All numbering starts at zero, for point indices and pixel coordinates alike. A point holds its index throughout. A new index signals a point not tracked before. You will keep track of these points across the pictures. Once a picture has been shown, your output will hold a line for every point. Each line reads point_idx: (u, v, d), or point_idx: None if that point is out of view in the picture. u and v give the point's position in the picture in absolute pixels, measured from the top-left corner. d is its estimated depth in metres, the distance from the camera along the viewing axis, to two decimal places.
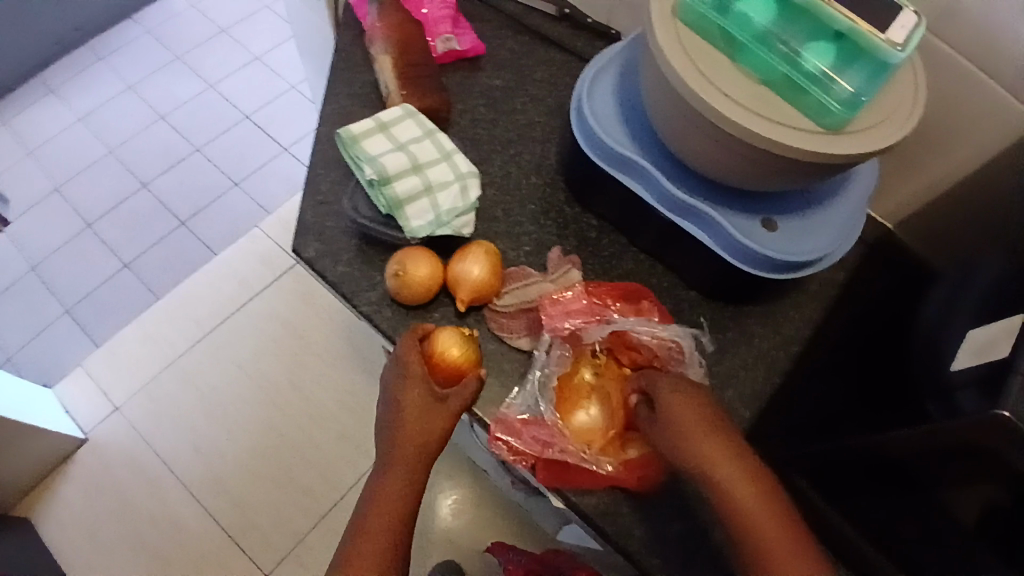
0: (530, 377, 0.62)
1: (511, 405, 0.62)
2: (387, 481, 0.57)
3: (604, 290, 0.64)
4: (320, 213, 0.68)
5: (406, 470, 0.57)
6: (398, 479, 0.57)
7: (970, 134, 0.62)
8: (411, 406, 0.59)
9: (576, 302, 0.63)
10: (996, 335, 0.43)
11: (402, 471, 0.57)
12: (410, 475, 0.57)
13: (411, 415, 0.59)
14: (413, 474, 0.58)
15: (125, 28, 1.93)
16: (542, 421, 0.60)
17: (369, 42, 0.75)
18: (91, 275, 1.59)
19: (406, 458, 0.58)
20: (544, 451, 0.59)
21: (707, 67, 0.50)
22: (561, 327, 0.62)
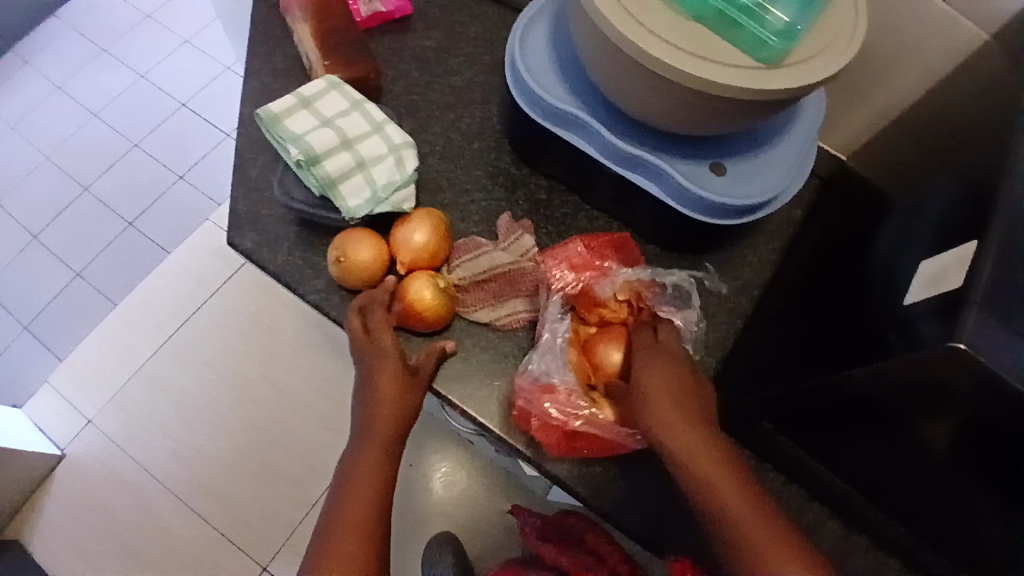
0: (547, 340, 0.58)
1: (528, 371, 0.58)
2: (361, 464, 0.54)
3: (595, 243, 0.63)
4: (254, 202, 0.64)
5: (381, 450, 0.54)
6: (374, 460, 0.54)
7: (917, 54, 0.60)
8: (384, 382, 0.56)
9: (578, 255, 0.62)
10: (947, 264, 0.42)
11: (377, 453, 0.54)
12: (385, 455, 0.55)
13: (386, 388, 0.56)
14: (390, 454, 0.55)
15: (44, 23, 1.82)
16: (562, 390, 0.57)
17: (286, 13, 0.70)
18: (44, 288, 1.53)
19: (381, 439, 0.55)
20: (570, 422, 0.56)
21: (635, 7, 0.47)
22: (567, 286, 0.60)
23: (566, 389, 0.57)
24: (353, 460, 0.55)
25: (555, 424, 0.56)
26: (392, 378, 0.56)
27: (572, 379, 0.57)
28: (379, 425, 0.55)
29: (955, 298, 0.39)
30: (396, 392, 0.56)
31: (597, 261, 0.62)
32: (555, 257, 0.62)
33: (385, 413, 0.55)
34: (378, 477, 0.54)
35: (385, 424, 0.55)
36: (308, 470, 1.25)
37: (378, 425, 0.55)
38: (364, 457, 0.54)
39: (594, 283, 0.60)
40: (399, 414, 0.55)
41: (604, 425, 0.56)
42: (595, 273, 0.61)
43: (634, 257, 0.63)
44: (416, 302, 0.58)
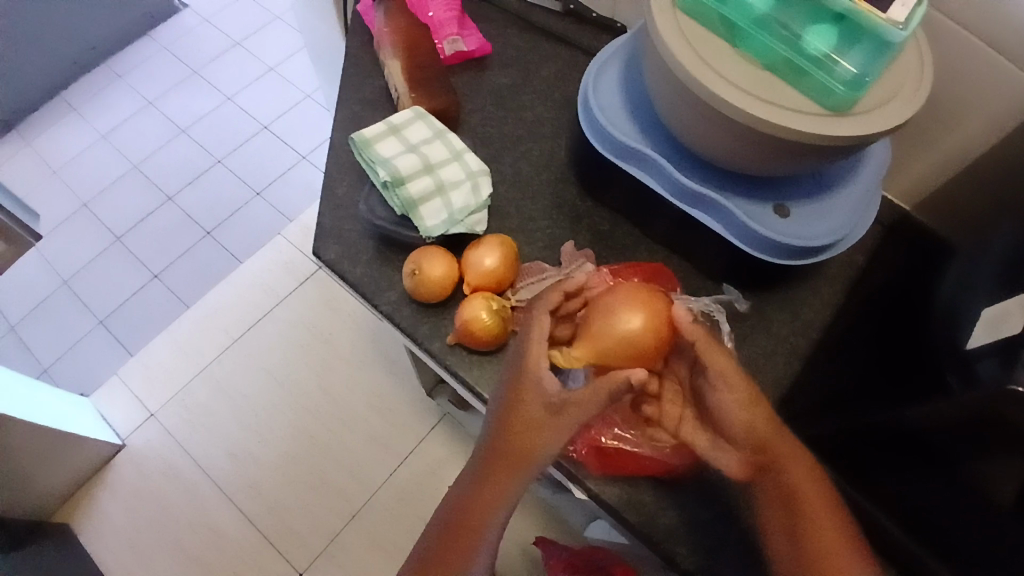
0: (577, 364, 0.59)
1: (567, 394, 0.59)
2: (473, 506, 0.53)
3: (629, 271, 0.64)
4: (338, 217, 0.70)
5: (495, 500, 0.53)
6: (483, 509, 0.53)
7: (983, 108, 0.62)
8: (515, 420, 0.53)
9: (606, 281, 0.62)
10: (1007, 308, 0.43)
11: (488, 497, 0.53)
12: (499, 505, 0.53)
13: (517, 427, 0.52)
14: (508, 505, 0.53)
15: (142, 46, 1.99)
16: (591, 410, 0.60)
17: (378, 48, 0.77)
18: (122, 287, 1.63)
19: (502, 486, 0.53)
20: (597, 439, 0.59)
21: (710, 56, 0.50)
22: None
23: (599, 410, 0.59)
24: (465, 498, 0.54)
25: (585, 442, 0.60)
26: (523, 428, 0.52)
27: None
28: (500, 477, 0.53)
29: (1012, 340, 0.40)
30: (526, 442, 0.52)
31: None
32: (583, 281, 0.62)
33: (506, 463, 0.53)
34: (486, 526, 0.53)
35: (510, 478, 0.53)
36: (353, 480, 1.29)
37: (500, 476, 0.53)
38: (478, 502, 0.53)
39: None
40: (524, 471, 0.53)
41: (637, 442, 0.59)
42: None
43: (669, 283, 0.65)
44: (475, 323, 0.61)
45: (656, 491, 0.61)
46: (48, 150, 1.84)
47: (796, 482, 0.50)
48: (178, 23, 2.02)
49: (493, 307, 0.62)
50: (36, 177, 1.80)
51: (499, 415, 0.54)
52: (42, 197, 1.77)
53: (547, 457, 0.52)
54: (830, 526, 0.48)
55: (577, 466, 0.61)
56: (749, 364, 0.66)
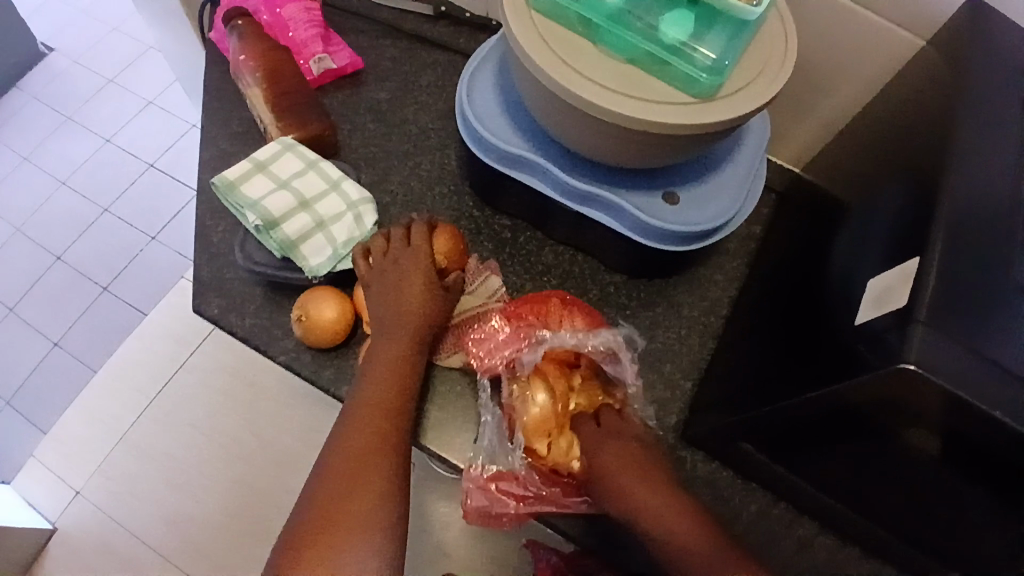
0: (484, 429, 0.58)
1: (478, 465, 0.57)
2: (340, 500, 0.48)
3: (525, 306, 0.59)
4: (217, 267, 0.65)
5: (373, 480, 0.49)
6: (363, 497, 0.48)
7: (852, 66, 0.62)
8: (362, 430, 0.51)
9: (501, 334, 0.58)
10: (892, 282, 0.42)
11: (359, 480, 0.49)
12: (377, 486, 0.49)
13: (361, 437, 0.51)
14: (387, 481, 0.49)
15: (7, 96, 1.82)
16: (510, 477, 0.57)
17: (238, 77, 0.71)
18: (23, 360, 1.51)
19: (368, 471, 0.49)
20: (523, 502, 0.57)
21: (570, 55, 0.48)
22: (498, 362, 0.57)
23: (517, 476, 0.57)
24: (322, 497, 0.48)
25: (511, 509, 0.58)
26: (374, 424, 0.52)
27: (520, 467, 0.57)
28: (366, 456, 0.50)
29: (900, 314, 0.39)
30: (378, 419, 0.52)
31: (524, 329, 0.58)
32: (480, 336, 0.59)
33: (367, 444, 0.51)
34: (372, 507, 0.48)
35: (375, 453, 0.50)
36: None
37: (363, 457, 0.50)
38: (341, 494, 0.48)
39: (519, 357, 0.57)
40: (383, 457, 0.50)
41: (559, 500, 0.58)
42: (523, 345, 0.57)
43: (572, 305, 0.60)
44: None
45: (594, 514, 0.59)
46: None
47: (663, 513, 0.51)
48: (43, 66, 1.86)
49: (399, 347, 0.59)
50: None
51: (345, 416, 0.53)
52: None
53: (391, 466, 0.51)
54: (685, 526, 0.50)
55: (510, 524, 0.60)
56: (666, 352, 0.66)
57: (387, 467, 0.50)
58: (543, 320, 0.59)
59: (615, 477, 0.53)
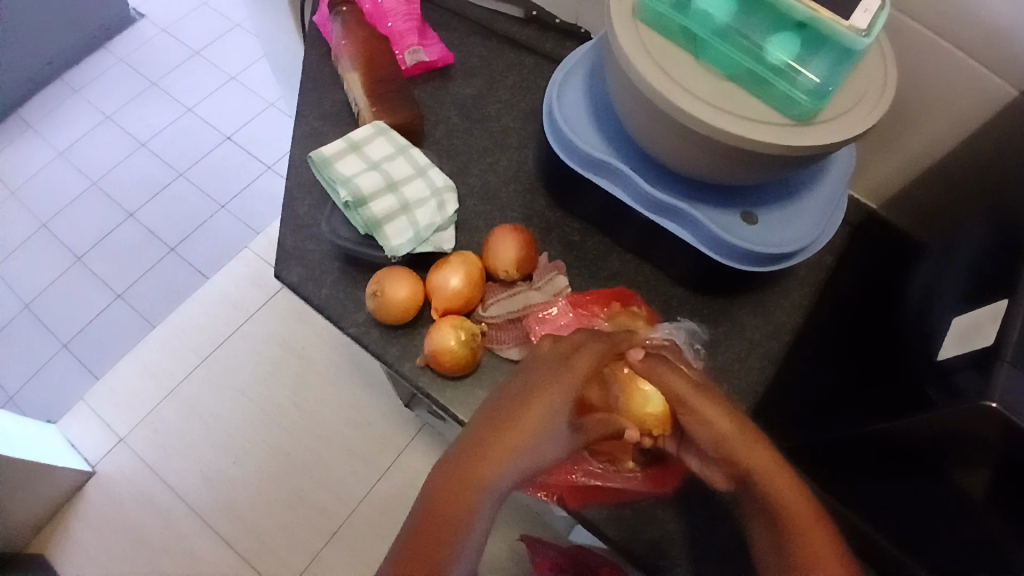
0: None
1: None
2: (451, 492, 0.43)
3: (590, 299, 0.64)
4: (300, 237, 0.68)
5: (479, 486, 0.44)
6: (491, 466, 0.45)
7: (945, 107, 0.62)
8: (530, 397, 0.49)
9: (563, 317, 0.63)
10: (979, 319, 0.42)
11: (468, 481, 0.44)
12: (478, 498, 0.43)
13: (527, 403, 0.48)
14: (493, 499, 0.44)
15: (98, 59, 1.92)
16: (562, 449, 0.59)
17: (337, 60, 0.75)
18: (85, 309, 1.58)
19: (480, 476, 0.44)
20: (570, 477, 0.59)
21: (673, 68, 0.49)
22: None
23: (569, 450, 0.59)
24: (442, 480, 0.44)
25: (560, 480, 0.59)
26: (535, 397, 0.49)
27: None
28: (487, 463, 0.44)
29: (984, 353, 0.39)
30: (520, 433, 0.46)
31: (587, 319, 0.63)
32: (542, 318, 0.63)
33: (496, 452, 0.45)
34: (470, 515, 0.42)
35: (500, 466, 0.45)
36: (333, 497, 1.26)
37: (488, 463, 0.44)
38: (458, 484, 0.44)
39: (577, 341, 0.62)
40: (535, 430, 0.47)
41: (609, 476, 0.59)
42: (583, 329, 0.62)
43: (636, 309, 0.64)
44: (442, 348, 0.60)
45: (642, 505, 0.60)
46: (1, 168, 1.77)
47: (756, 465, 0.48)
48: (134, 34, 1.96)
49: (462, 335, 0.60)
50: None
51: (492, 414, 0.48)
52: None
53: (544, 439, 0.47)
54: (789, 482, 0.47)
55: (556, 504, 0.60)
56: (725, 371, 0.66)
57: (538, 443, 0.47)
58: (605, 314, 0.63)
59: (731, 440, 0.50)
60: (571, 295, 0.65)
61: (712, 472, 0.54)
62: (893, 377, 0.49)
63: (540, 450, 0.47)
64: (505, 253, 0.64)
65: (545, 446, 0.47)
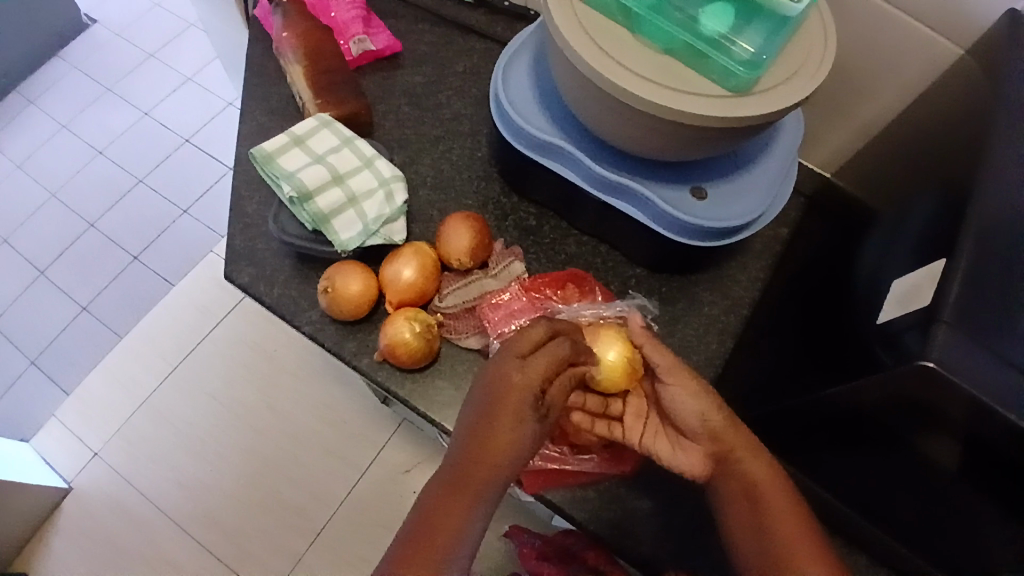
0: None
1: None
2: (441, 517, 0.47)
3: (542, 282, 0.64)
4: (249, 236, 0.66)
5: (466, 506, 0.48)
6: (481, 476, 0.48)
7: (890, 73, 0.62)
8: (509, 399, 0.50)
9: (518, 301, 0.63)
10: (919, 281, 0.42)
11: (456, 504, 0.48)
12: (466, 517, 0.48)
13: (507, 407, 0.50)
14: (480, 515, 0.48)
15: (50, 65, 1.87)
16: None
17: (279, 54, 0.73)
18: (51, 323, 1.55)
19: (467, 496, 0.48)
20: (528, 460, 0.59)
21: (608, 43, 0.49)
22: (506, 331, 0.61)
23: None
24: (432, 503, 0.48)
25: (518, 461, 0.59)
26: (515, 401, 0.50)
27: None
28: (471, 485, 0.48)
29: (925, 313, 0.39)
30: (498, 451, 0.49)
31: (542, 302, 0.63)
32: (496, 305, 0.62)
33: (478, 473, 0.49)
34: (461, 534, 0.47)
35: (482, 486, 0.48)
36: (314, 498, 1.25)
37: (471, 486, 0.48)
38: (448, 507, 0.48)
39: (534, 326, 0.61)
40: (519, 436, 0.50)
41: (565, 459, 0.59)
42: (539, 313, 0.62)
43: (591, 290, 0.64)
44: (397, 341, 0.59)
45: (601, 486, 0.61)
46: None
47: (737, 445, 0.51)
48: (86, 38, 1.91)
49: (416, 327, 0.60)
50: None
51: (470, 428, 0.50)
52: None
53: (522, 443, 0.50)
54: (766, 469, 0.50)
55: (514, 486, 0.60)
56: (685, 346, 0.66)
57: (521, 448, 0.50)
58: (558, 297, 0.63)
59: (716, 425, 0.52)
60: (527, 280, 0.64)
61: (690, 460, 0.54)
62: (841, 343, 0.48)
63: (517, 459, 0.50)
64: (456, 241, 0.64)
65: (522, 453, 0.50)
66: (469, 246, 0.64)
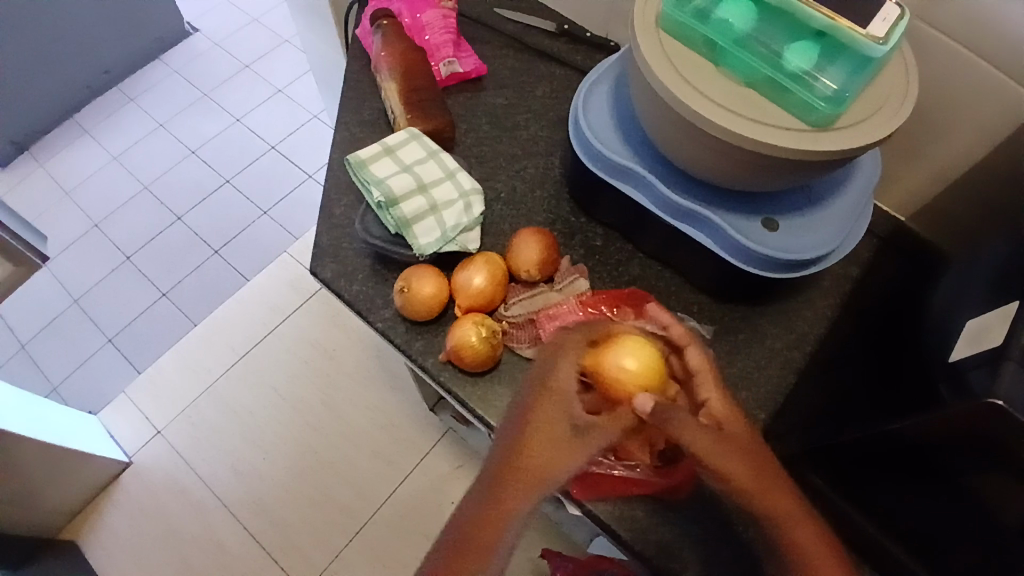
0: None
1: None
2: (482, 524, 0.51)
3: (599, 299, 0.65)
4: (334, 236, 0.71)
5: (498, 527, 0.51)
6: (523, 486, 0.51)
7: (970, 118, 0.62)
8: (551, 406, 0.53)
9: (575, 314, 0.64)
10: (991, 321, 0.42)
11: (491, 527, 0.51)
12: (498, 537, 0.51)
13: (551, 418, 0.53)
14: (516, 522, 0.52)
15: (154, 70, 2.04)
16: None
17: (376, 70, 0.79)
18: (131, 306, 1.66)
19: (508, 505, 0.51)
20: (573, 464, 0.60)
21: (691, 73, 0.51)
22: None
23: None
24: (476, 513, 0.52)
25: None
26: (556, 415, 0.53)
27: None
28: (508, 497, 0.51)
29: (993, 352, 0.39)
30: (543, 462, 0.52)
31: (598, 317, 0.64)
32: (554, 315, 0.65)
33: (520, 481, 0.52)
34: (498, 539, 0.51)
35: (526, 493, 0.51)
36: (357, 497, 1.29)
37: (516, 490, 0.52)
38: (491, 516, 0.51)
39: None
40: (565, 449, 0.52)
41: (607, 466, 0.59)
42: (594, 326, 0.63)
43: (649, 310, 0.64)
44: (464, 344, 0.62)
45: (648, 506, 0.61)
46: (59, 171, 1.88)
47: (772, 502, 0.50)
48: (188, 48, 2.07)
49: (483, 332, 0.62)
50: (47, 199, 1.84)
51: (516, 434, 0.53)
52: (54, 219, 1.80)
53: (567, 448, 0.52)
54: (812, 531, 0.49)
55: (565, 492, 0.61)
56: (742, 378, 0.66)
57: (570, 458, 0.52)
58: (614, 313, 0.64)
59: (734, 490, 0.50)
60: (584, 295, 0.66)
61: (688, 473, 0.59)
62: (907, 381, 0.48)
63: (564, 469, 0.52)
64: (525, 251, 0.67)
65: (572, 463, 0.52)
66: (537, 258, 0.67)
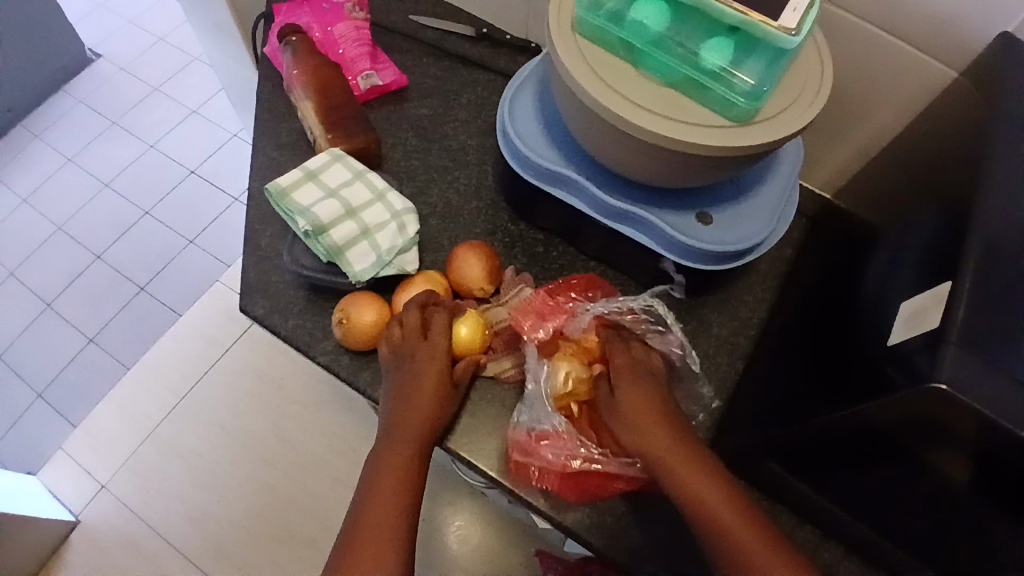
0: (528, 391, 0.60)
1: (519, 424, 0.60)
2: (373, 519, 0.52)
3: (562, 287, 0.64)
4: (263, 270, 0.68)
5: (395, 499, 0.53)
6: (397, 468, 0.55)
7: (885, 95, 0.64)
8: (418, 387, 0.58)
9: (545, 304, 0.63)
10: (926, 302, 0.43)
11: (386, 514, 0.52)
12: (401, 508, 0.53)
13: (417, 400, 0.58)
14: (403, 506, 0.53)
15: (57, 100, 1.90)
16: (555, 435, 0.58)
17: (290, 90, 0.75)
18: (58, 356, 1.55)
19: (391, 491, 0.53)
20: (568, 464, 0.58)
21: (612, 78, 0.50)
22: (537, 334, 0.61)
23: (558, 432, 0.58)
24: (362, 514, 0.53)
25: (554, 469, 0.59)
26: (419, 395, 0.58)
27: (562, 424, 0.59)
28: (390, 486, 0.54)
29: (933, 335, 0.40)
30: (410, 436, 0.56)
31: (567, 303, 0.63)
32: (525, 310, 0.62)
33: (394, 465, 0.55)
34: (392, 528, 0.52)
35: (402, 470, 0.55)
36: (324, 528, 1.25)
37: (394, 474, 0.54)
38: (379, 507, 0.53)
39: (563, 326, 0.61)
40: (422, 419, 0.57)
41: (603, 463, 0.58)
42: (564, 315, 0.62)
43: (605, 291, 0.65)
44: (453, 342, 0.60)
45: (615, 508, 0.61)
46: None
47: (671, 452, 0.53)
48: (92, 73, 1.94)
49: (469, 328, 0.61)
50: None
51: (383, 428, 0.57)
52: None
53: (433, 418, 0.58)
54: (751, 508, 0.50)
55: (556, 500, 0.60)
56: None
57: (429, 427, 0.57)
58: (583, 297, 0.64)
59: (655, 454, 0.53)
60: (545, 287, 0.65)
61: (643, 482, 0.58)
62: (851, 364, 0.49)
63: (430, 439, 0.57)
64: (471, 267, 0.65)
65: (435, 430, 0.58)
66: (483, 274, 0.65)
